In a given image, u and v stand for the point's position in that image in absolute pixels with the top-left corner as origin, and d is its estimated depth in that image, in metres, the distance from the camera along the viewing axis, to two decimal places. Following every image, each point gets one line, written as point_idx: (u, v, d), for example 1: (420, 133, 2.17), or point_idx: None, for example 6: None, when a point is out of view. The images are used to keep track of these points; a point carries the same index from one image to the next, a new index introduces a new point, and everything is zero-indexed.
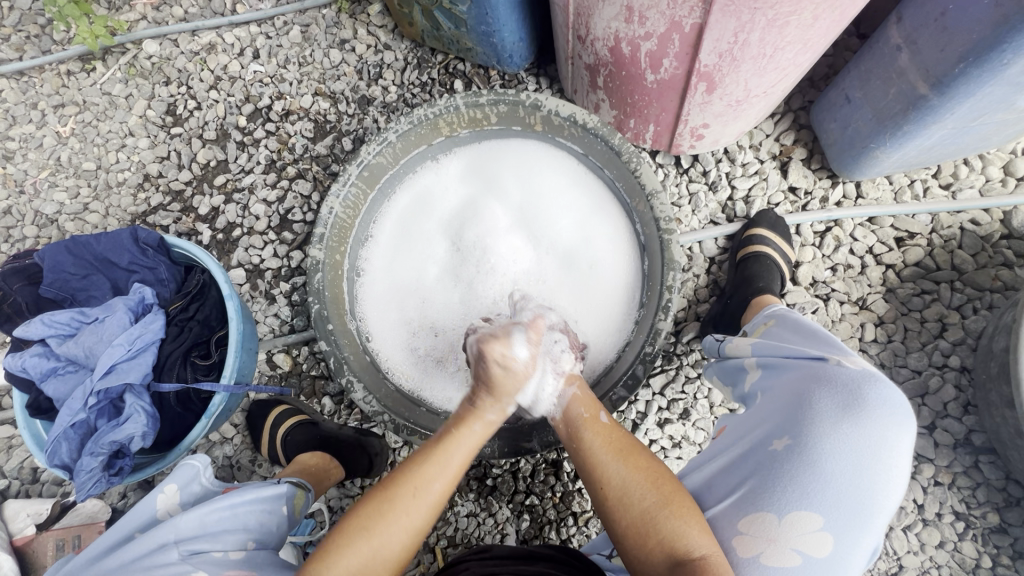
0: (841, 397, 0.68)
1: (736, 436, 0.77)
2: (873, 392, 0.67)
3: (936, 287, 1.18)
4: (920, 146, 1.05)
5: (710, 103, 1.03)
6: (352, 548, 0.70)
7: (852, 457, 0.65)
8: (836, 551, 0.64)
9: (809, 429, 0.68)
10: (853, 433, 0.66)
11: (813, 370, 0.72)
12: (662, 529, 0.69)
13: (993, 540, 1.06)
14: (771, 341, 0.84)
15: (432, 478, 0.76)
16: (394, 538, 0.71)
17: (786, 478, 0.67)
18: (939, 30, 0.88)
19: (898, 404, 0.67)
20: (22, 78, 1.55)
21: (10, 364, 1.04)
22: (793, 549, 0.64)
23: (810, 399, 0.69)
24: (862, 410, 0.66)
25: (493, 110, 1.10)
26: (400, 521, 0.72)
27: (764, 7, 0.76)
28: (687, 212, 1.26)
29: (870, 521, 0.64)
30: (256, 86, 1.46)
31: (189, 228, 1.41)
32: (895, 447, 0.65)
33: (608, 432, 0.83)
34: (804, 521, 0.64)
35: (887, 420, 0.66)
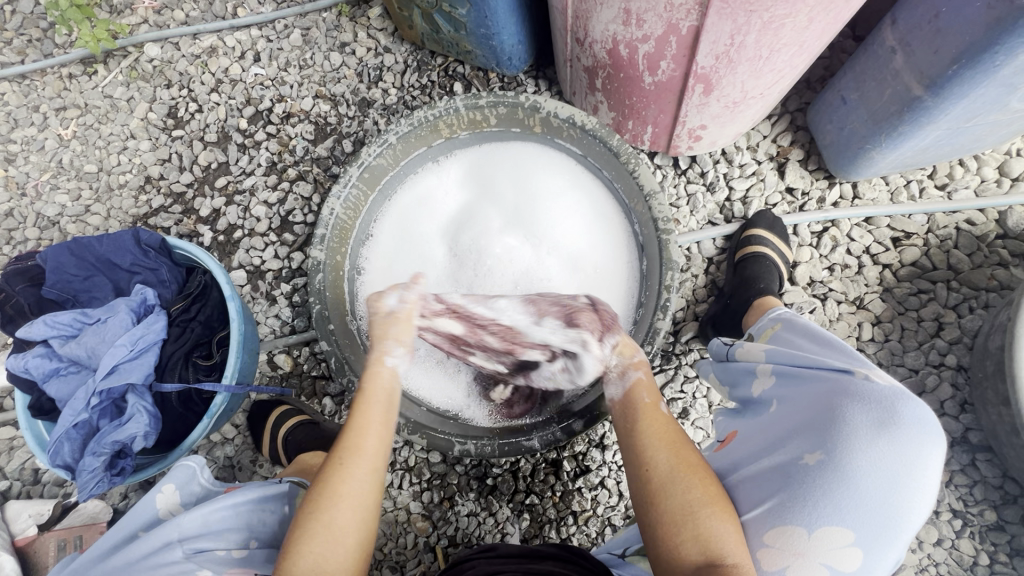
0: (873, 413, 0.66)
1: (760, 444, 0.75)
2: (908, 411, 0.66)
3: (933, 286, 1.19)
4: (915, 147, 1.06)
5: (708, 105, 1.04)
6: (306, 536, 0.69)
7: (885, 474, 0.64)
8: (864, 566, 0.63)
9: (842, 445, 0.66)
10: (886, 450, 0.64)
11: (842, 384, 0.71)
12: (698, 525, 0.69)
13: (990, 537, 1.07)
14: (785, 347, 0.83)
15: (360, 445, 0.76)
16: (339, 513, 0.71)
17: (818, 494, 0.65)
18: (932, 33, 0.89)
19: (929, 422, 0.66)
20: (25, 81, 1.56)
21: (13, 365, 1.05)
22: (821, 564, 0.63)
23: (842, 414, 0.68)
24: (896, 428, 0.65)
25: (493, 112, 1.11)
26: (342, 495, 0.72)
27: (759, 10, 0.77)
28: (685, 213, 1.27)
29: (896, 537, 0.64)
30: (257, 88, 1.48)
31: (190, 230, 1.42)
32: (927, 465, 0.65)
33: (662, 421, 0.83)
34: (833, 537, 0.64)
35: (921, 438, 0.65)
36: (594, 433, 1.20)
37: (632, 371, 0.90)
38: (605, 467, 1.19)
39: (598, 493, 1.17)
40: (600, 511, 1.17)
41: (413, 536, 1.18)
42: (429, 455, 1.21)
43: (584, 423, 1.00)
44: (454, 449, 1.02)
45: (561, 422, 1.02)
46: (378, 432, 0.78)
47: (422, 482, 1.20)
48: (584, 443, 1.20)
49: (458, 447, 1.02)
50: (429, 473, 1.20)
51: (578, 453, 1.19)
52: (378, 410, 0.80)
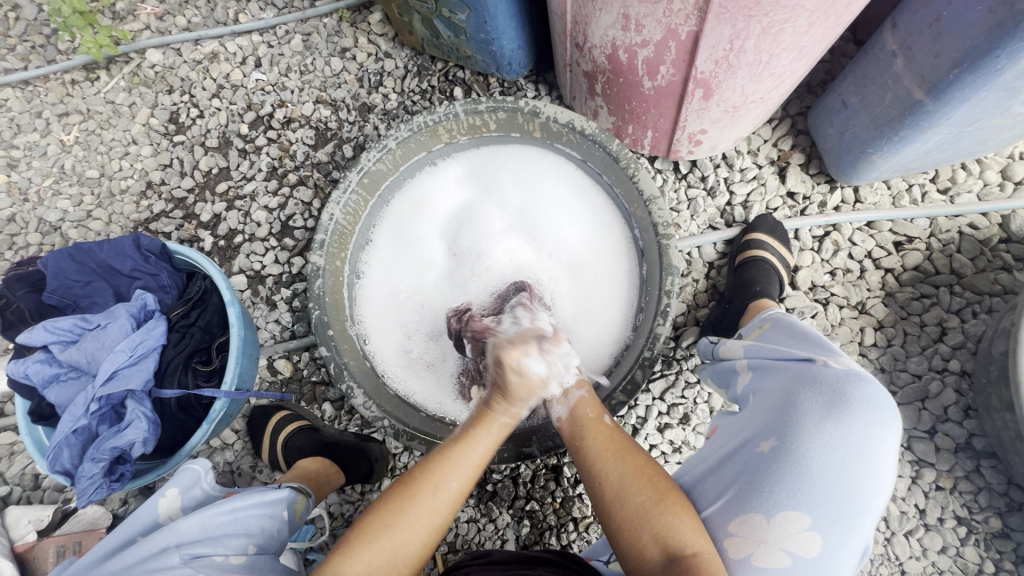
0: (825, 398, 0.68)
1: (724, 437, 0.77)
2: (858, 394, 0.68)
3: (936, 291, 1.18)
4: (917, 150, 1.05)
5: (707, 109, 1.03)
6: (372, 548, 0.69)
7: (839, 456, 0.65)
8: (826, 552, 0.64)
9: (794, 429, 0.68)
10: (837, 432, 0.66)
11: (798, 372, 0.73)
12: (653, 527, 0.69)
13: (995, 545, 1.06)
14: (764, 343, 0.84)
15: (454, 467, 0.76)
16: (410, 537, 0.71)
17: (775, 478, 0.67)
18: (933, 36, 0.88)
19: (883, 406, 0.68)
20: (28, 87, 1.56)
21: (13, 370, 1.05)
22: (783, 550, 0.64)
23: (795, 401, 0.70)
24: (847, 411, 0.67)
25: (492, 117, 1.11)
26: (419, 519, 0.72)
27: (759, 15, 0.77)
28: (686, 217, 1.26)
29: (858, 520, 0.65)
30: (258, 94, 1.48)
31: (191, 235, 1.42)
32: (881, 446, 0.66)
33: (609, 433, 0.83)
34: (792, 521, 0.65)
35: (872, 419, 0.67)
36: None
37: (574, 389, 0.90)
38: None
39: None
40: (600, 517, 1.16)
41: None
42: None
43: None
44: None
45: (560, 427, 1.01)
46: (471, 466, 0.77)
47: None
48: None
49: None
50: None
51: None
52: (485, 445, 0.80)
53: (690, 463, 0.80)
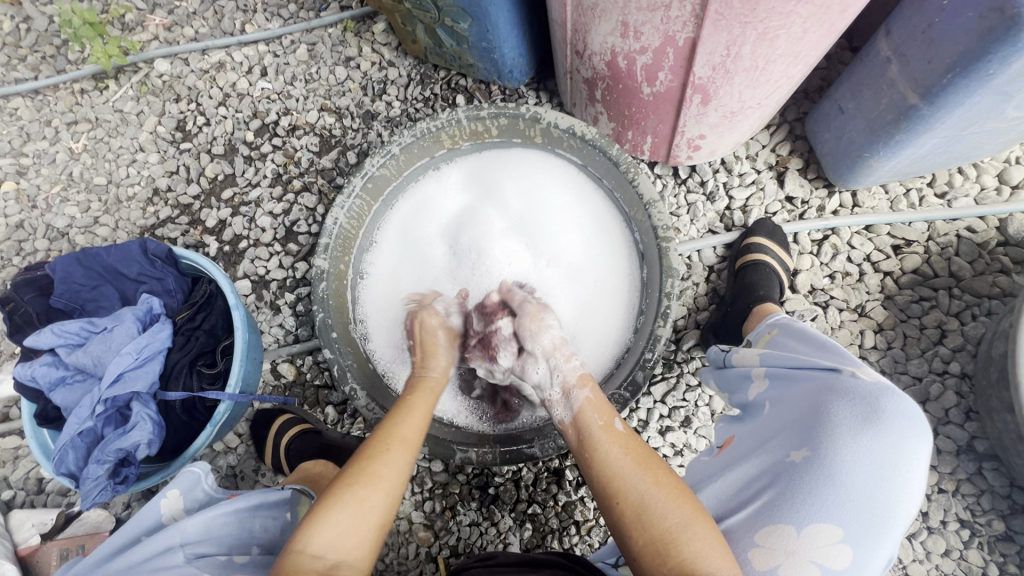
0: (859, 409, 0.69)
1: (748, 447, 0.77)
2: (891, 407, 0.68)
3: (935, 293, 1.18)
4: (913, 154, 1.07)
5: (705, 115, 1.05)
6: (334, 509, 0.71)
7: (873, 470, 0.66)
8: (854, 565, 0.64)
9: (828, 440, 0.68)
10: (872, 445, 0.66)
11: (828, 383, 0.73)
12: (684, 542, 0.65)
13: (999, 548, 1.05)
14: (779, 351, 0.85)
15: (395, 434, 0.83)
16: (371, 491, 0.74)
17: (806, 490, 0.67)
18: (927, 42, 0.90)
19: (915, 421, 0.68)
20: (38, 96, 1.59)
21: (21, 373, 1.06)
22: (811, 562, 0.64)
23: (828, 411, 0.70)
24: (881, 423, 0.67)
25: (493, 123, 1.13)
26: (375, 479, 0.75)
27: (754, 22, 0.79)
28: (685, 221, 1.27)
29: (885, 533, 0.65)
30: (264, 102, 1.51)
31: (196, 240, 1.44)
32: (912, 460, 0.66)
33: (623, 440, 0.81)
34: (823, 533, 0.65)
35: (906, 435, 0.67)
36: None
37: (578, 391, 0.90)
38: None
39: None
40: (602, 521, 1.16)
41: (414, 546, 1.17)
42: (430, 465, 1.21)
43: None
44: (455, 456, 1.03)
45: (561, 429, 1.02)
46: (416, 424, 0.86)
47: (424, 492, 1.20)
48: None
49: (460, 455, 1.03)
50: (431, 482, 1.20)
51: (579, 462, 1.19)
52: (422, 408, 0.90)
53: (710, 475, 0.80)
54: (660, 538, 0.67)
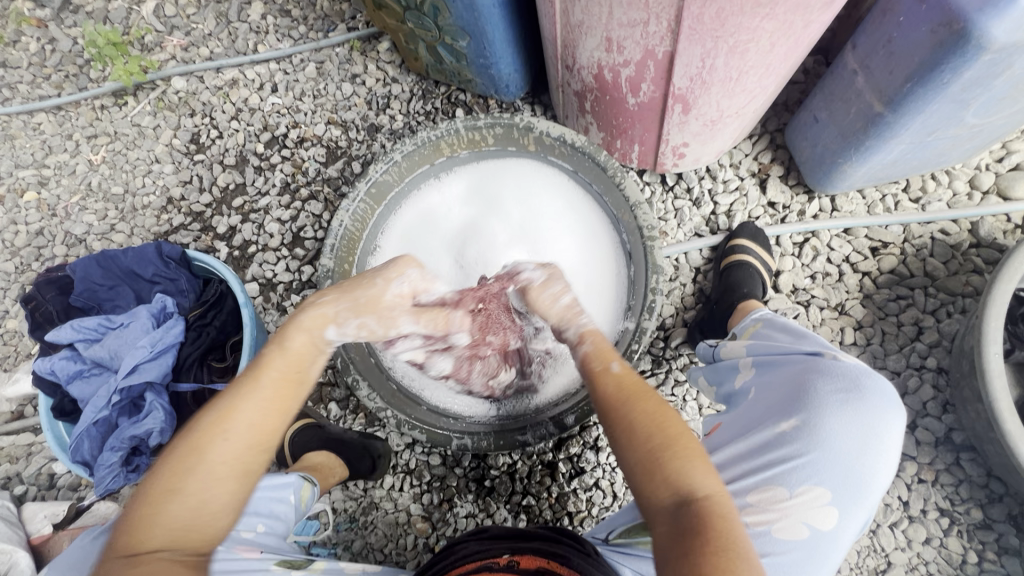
0: (840, 384, 0.75)
1: (737, 424, 0.81)
2: (870, 385, 0.75)
3: (911, 292, 1.24)
4: (883, 160, 1.14)
5: (688, 123, 1.12)
6: (166, 501, 0.60)
7: (853, 439, 0.72)
8: (838, 525, 0.71)
9: (817, 411, 0.74)
10: (854, 417, 0.73)
11: (811, 364, 0.79)
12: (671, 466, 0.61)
13: (978, 535, 1.09)
14: (763, 341, 0.90)
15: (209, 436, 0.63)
16: (203, 484, 0.61)
17: (798, 457, 0.72)
18: (888, 55, 0.97)
19: (889, 398, 0.75)
20: (60, 112, 1.69)
21: (40, 366, 1.12)
22: (803, 523, 0.70)
23: (813, 387, 0.76)
24: (860, 399, 0.74)
25: (490, 132, 1.20)
26: (201, 465, 0.61)
27: (724, 36, 0.86)
28: (673, 226, 1.34)
29: (864, 497, 0.72)
30: (274, 116, 1.59)
31: (208, 246, 1.52)
32: (888, 432, 0.74)
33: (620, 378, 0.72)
34: (815, 496, 0.71)
35: (883, 409, 0.74)
36: (588, 435, 1.24)
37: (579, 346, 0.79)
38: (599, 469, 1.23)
39: (592, 494, 1.20)
40: (594, 511, 1.20)
41: (413, 537, 1.21)
42: (429, 458, 1.26)
43: (576, 418, 1.04)
44: (452, 443, 1.07)
45: (554, 416, 1.06)
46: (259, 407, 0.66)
47: (422, 484, 1.24)
48: (578, 445, 1.24)
49: (456, 442, 1.07)
50: (429, 475, 1.25)
51: (572, 455, 1.23)
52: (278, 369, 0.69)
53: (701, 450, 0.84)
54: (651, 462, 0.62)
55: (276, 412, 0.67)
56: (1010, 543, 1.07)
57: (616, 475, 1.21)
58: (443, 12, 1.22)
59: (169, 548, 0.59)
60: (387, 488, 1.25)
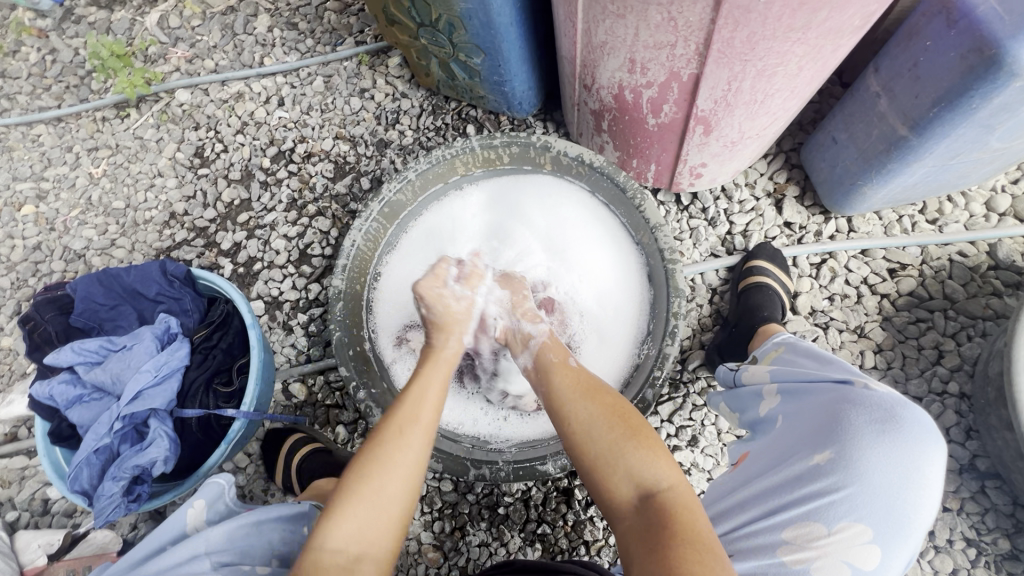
0: (875, 416, 0.72)
1: (769, 456, 0.78)
2: (908, 416, 0.72)
3: (931, 315, 1.23)
4: (905, 183, 1.13)
5: (708, 144, 1.11)
6: (353, 507, 0.70)
7: (892, 473, 0.69)
8: (880, 564, 0.67)
9: (852, 444, 0.71)
10: (892, 451, 0.70)
11: (842, 393, 0.76)
12: (624, 456, 0.73)
13: (1006, 567, 1.07)
14: (789, 366, 0.86)
15: (413, 420, 0.79)
16: (388, 490, 0.72)
17: (834, 492, 0.69)
18: (913, 79, 0.97)
19: (928, 428, 0.72)
20: (60, 124, 1.65)
21: (38, 391, 1.07)
22: (843, 561, 0.67)
23: (846, 418, 0.73)
24: (899, 432, 0.71)
25: (506, 151, 1.19)
26: (376, 498, 0.71)
27: (754, 60, 0.85)
28: (688, 246, 1.32)
29: (906, 536, 0.68)
30: (281, 130, 1.56)
31: (211, 262, 1.48)
32: (929, 465, 0.70)
33: (575, 373, 0.88)
34: (853, 533, 0.68)
35: (921, 441, 0.71)
36: None
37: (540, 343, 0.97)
38: None
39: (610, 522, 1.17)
40: (612, 541, 1.16)
41: (424, 567, 1.17)
42: (441, 484, 1.22)
43: None
44: (469, 473, 1.03)
45: None
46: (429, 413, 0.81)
47: (433, 512, 1.20)
48: None
49: (473, 472, 1.03)
50: (441, 502, 1.21)
51: None
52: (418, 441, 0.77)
53: (731, 485, 0.80)
54: (605, 458, 0.74)
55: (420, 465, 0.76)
56: None
57: None
58: (458, 29, 1.20)
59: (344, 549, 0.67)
60: None
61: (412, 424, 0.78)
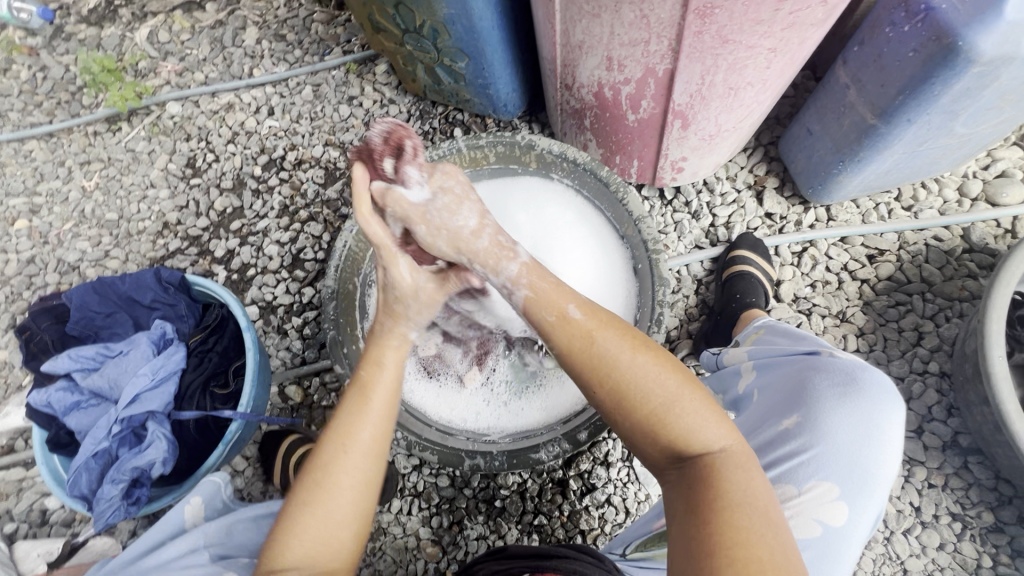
0: (836, 379, 0.75)
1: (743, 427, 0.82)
2: (866, 377, 0.75)
3: (910, 298, 1.26)
4: (878, 170, 1.17)
5: (686, 138, 1.14)
6: (302, 521, 0.67)
7: (854, 431, 0.72)
8: (849, 520, 0.71)
9: (815, 407, 0.74)
10: (853, 411, 0.73)
11: (807, 362, 0.79)
12: (676, 418, 0.63)
13: (991, 539, 1.10)
14: (763, 345, 0.89)
15: (349, 434, 0.71)
16: (338, 500, 0.68)
17: (802, 454, 0.73)
18: (879, 69, 1.01)
19: (885, 388, 0.75)
20: (52, 139, 1.67)
21: (36, 399, 1.09)
22: (814, 520, 0.70)
23: (810, 384, 0.76)
24: (858, 393, 0.74)
25: (491, 150, 1.22)
26: (325, 510, 0.67)
27: (724, 54, 0.89)
28: (673, 239, 1.35)
29: (872, 492, 0.72)
30: (271, 139, 1.59)
31: (205, 270, 1.49)
32: (888, 421, 0.73)
33: (586, 311, 0.74)
34: (822, 492, 0.71)
35: (880, 400, 0.74)
36: (598, 451, 1.23)
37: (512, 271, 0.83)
38: (610, 485, 1.21)
39: (605, 511, 1.19)
40: (607, 529, 1.18)
41: (423, 562, 1.19)
42: (437, 480, 1.23)
43: (588, 432, 1.04)
44: (464, 463, 1.06)
45: (566, 434, 1.05)
46: (377, 418, 0.73)
47: (431, 507, 1.22)
48: (588, 461, 1.22)
49: (468, 462, 1.05)
50: (438, 497, 1.22)
51: (583, 472, 1.21)
52: (367, 435, 0.72)
53: None
54: (654, 421, 0.64)
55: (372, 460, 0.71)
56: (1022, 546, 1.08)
57: (627, 491, 1.19)
58: (442, 35, 1.24)
59: (301, 567, 0.65)
60: (395, 512, 1.22)
61: (359, 416, 0.73)
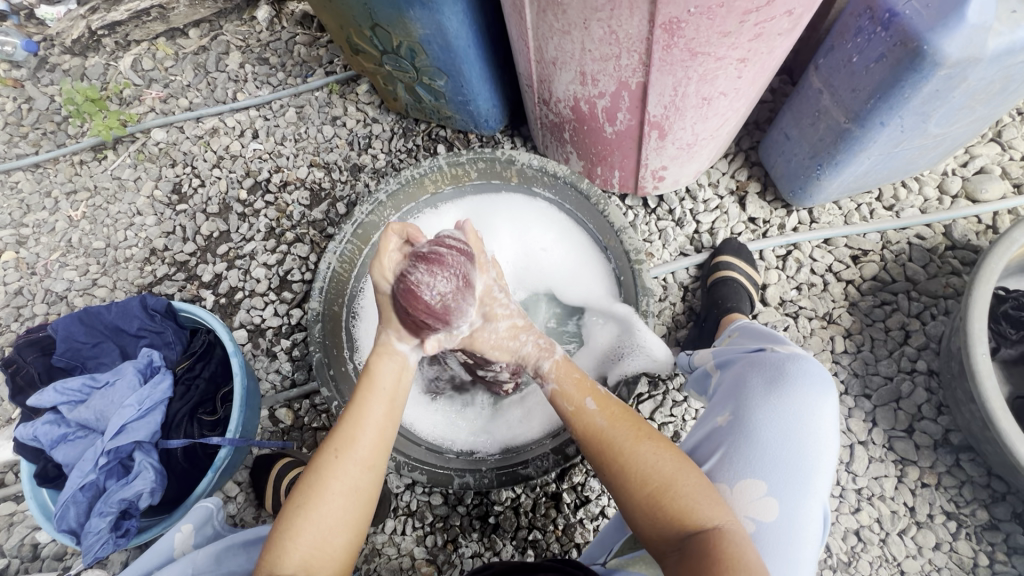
0: (767, 374, 0.77)
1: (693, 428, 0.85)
2: (795, 369, 0.76)
3: (895, 297, 1.27)
4: (856, 172, 1.18)
5: (665, 147, 1.15)
6: (300, 525, 0.69)
7: (780, 425, 0.73)
8: (783, 516, 0.69)
9: (743, 402, 0.76)
10: (779, 404, 0.74)
11: (748, 361, 0.82)
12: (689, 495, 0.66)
13: (986, 537, 1.10)
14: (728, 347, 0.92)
15: (352, 443, 0.74)
16: (333, 507, 0.70)
17: (730, 448, 0.74)
18: (850, 74, 1.02)
19: (817, 381, 0.75)
20: (38, 170, 1.67)
21: (23, 433, 1.07)
22: (746, 516, 0.70)
23: (743, 381, 0.79)
24: (786, 386, 0.75)
25: (472, 167, 1.22)
26: (319, 516, 0.69)
27: (695, 66, 0.90)
28: (658, 247, 1.36)
29: (808, 486, 0.71)
30: (256, 161, 1.60)
31: (193, 295, 1.49)
32: (818, 413, 0.73)
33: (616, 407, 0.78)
34: (752, 488, 0.71)
35: (807, 392, 0.74)
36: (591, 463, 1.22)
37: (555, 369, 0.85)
38: (604, 496, 1.20)
39: (599, 523, 1.18)
40: None
41: None
42: (430, 499, 1.23)
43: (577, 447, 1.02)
44: (454, 482, 1.05)
45: (557, 448, 1.04)
46: (376, 425, 0.76)
47: (425, 526, 1.21)
48: (581, 473, 1.22)
49: (458, 481, 1.05)
50: (431, 516, 1.21)
51: (576, 484, 1.21)
52: (368, 441, 0.75)
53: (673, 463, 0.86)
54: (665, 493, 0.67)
55: (366, 468, 0.73)
56: (1018, 542, 1.08)
57: None
58: (419, 54, 1.25)
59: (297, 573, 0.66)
60: (389, 532, 1.21)
61: (360, 422, 0.76)
